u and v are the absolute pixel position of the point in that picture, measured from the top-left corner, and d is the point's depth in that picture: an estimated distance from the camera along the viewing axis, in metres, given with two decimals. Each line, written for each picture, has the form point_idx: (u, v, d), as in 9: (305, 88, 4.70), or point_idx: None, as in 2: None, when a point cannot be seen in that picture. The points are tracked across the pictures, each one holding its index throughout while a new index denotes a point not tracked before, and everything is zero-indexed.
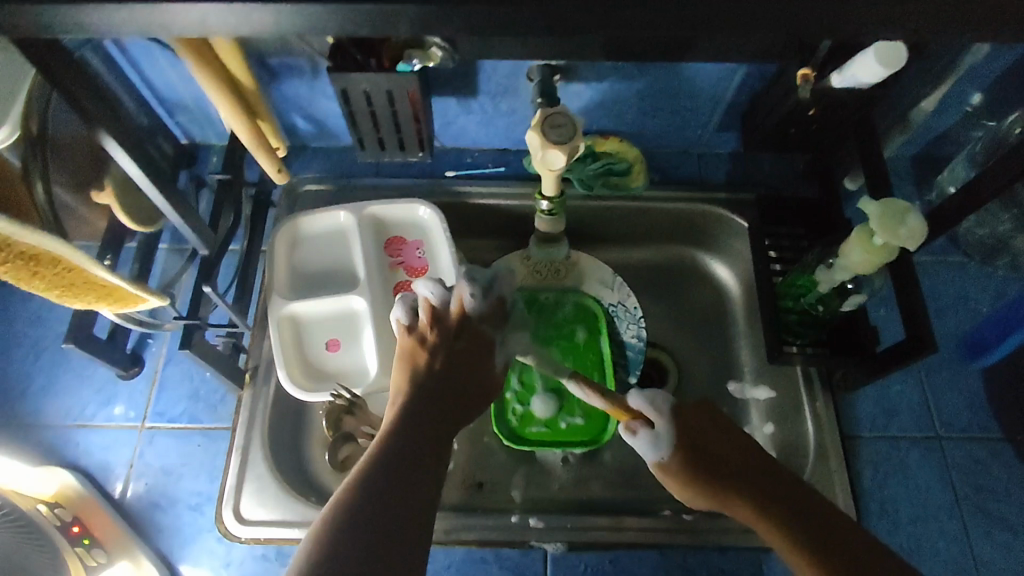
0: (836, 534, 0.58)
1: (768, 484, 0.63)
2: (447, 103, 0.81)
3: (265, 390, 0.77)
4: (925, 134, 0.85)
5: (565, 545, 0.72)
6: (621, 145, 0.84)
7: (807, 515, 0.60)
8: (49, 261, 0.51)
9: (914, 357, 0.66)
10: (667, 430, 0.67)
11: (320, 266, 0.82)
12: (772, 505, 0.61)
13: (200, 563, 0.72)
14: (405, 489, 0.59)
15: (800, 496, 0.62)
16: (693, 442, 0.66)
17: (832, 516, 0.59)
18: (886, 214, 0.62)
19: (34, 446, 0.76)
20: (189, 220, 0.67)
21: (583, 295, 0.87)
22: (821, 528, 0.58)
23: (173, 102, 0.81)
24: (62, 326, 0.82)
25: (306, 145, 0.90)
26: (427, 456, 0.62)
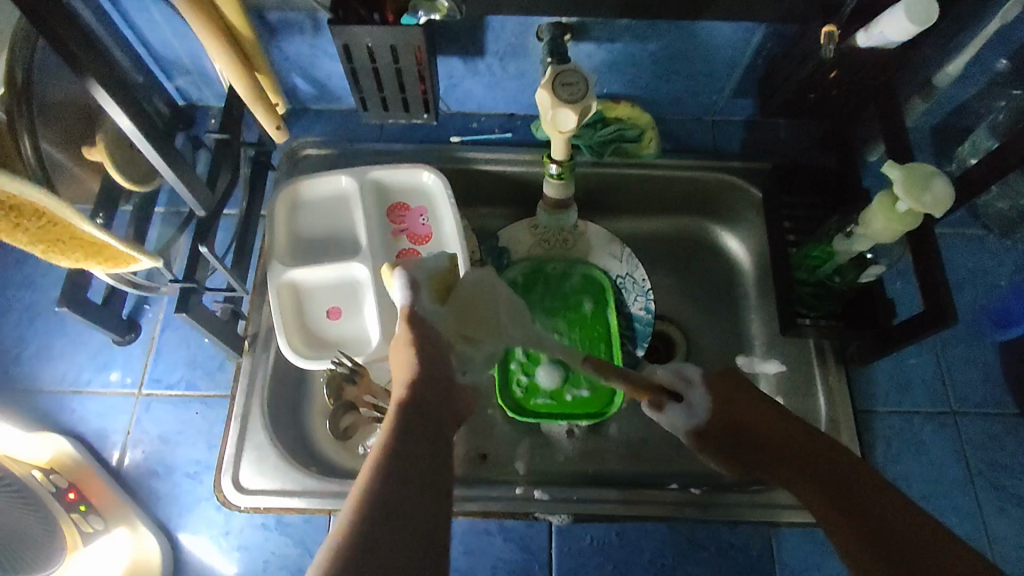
0: (887, 519, 0.50)
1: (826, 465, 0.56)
2: (452, 64, 0.78)
3: (266, 357, 0.75)
4: (948, 102, 0.82)
5: (571, 517, 0.71)
6: (633, 110, 0.79)
7: (855, 491, 0.53)
8: (31, 213, 0.49)
9: (933, 328, 0.64)
10: (702, 399, 0.66)
11: (321, 232, 0.79)
12: (811, 482, 0.56)
13: (198, 532, 0.71)
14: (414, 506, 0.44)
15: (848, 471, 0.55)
16: (725, 417, 0.65)
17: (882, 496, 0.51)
18: (910, 178, 0.60)
19: (28, 412, 0.74)
20: (185, 179, 0.64)
21: (591, 266, 0.85)
22: (864, 509, 0.51)
23: (168, 61, 0.78)
24: (56, 291, 0.80)
25: (306, 108, 0.87)
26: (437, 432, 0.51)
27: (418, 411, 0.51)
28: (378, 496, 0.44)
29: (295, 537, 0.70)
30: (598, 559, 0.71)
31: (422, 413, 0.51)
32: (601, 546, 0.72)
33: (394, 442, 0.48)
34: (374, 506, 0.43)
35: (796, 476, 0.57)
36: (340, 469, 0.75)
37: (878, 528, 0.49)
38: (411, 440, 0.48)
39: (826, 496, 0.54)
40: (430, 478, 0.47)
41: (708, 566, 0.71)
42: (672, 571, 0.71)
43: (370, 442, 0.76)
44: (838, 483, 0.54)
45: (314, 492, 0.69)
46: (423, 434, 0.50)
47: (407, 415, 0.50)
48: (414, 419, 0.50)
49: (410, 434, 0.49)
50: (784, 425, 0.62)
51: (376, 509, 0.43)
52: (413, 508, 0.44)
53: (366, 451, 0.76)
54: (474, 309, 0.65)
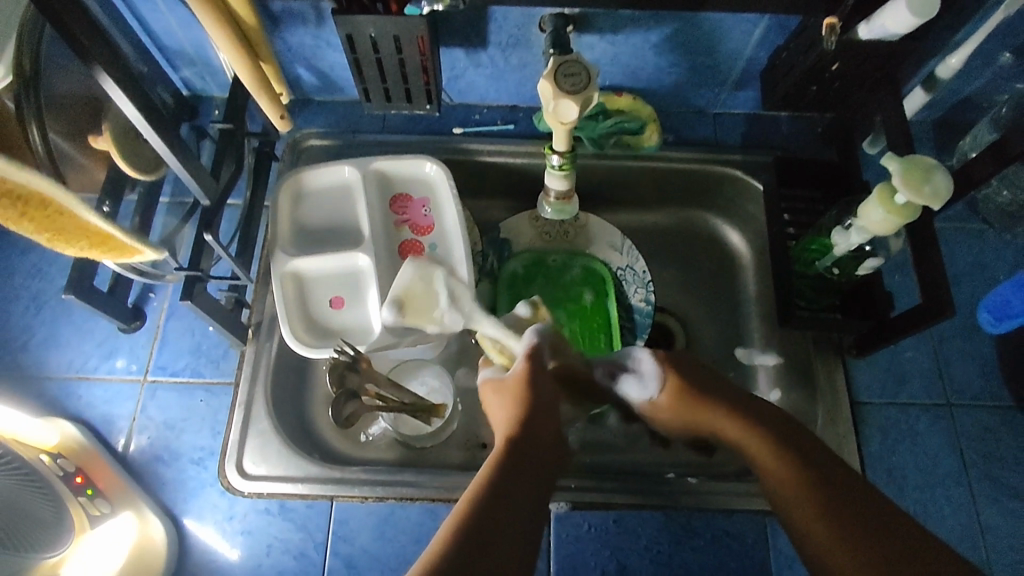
0: (891, 535, 0.53)
1: (818, 466, 0.58)
2: (455, 55, 0.78)
3: (269, 345, 0.76)
4: (949, 97, 0.82)
5: (569, 505, 0.72)
6: (635, 103, 0.82)
7: (854, 504, 0.55)
8: (38, 202, 0.49)
9: (931, 320, 0.65)
10: (650, 367, 0.68)
11: (324, 222, 0.80)
12: (798, 489, 0.57)
13: (202, 517, 0.72)
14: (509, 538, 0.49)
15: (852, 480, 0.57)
16: (690, 400, 0.66)
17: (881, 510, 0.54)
18: (909, 170, 0.60)
19: (36, 399, 0.75)
20: (190, 168, 0.65)
21: (591, 258, 0.86)
22: (858, 519, 0.54)
23: (173, 51, 0.78)
24: (62, 279, 0.81)
25: (309, 99, 0.88)
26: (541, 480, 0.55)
27: (524, 446, 0.57)
28: (471, 529, 0.49)
29: (297, 522, 0.72)
30: (596, 546, 0.72)
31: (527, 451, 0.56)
32: (598, 533, 0.72)
33: (492, 481, 0.52)
34: (466, 539, 0.48)
35: (781, 472, 0.58)
36: (344, 456, 0.76)
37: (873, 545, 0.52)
38: (514, 479, 0.53)
39: (820, 503, 0.56)
40: (526, 518, 0.51)
41: (704, 554, 0.72)
42: (669, 558, 0.72)
43: (373, 430, 0.77)
44: (836, 494, 0.56)
45: (316, 478, 0.70)
46: (523, 475, 0.54)
47: (511, 456, 0.55)
48: (520, 458, 0.55)
49: (512, 471, 0.54)
50: (771, 417, 0.63)
51: (467, 543, 0.48)
52: (505, 551, 0.48)
53: (368, 438, 0.77)
54: (414, 300, 0.75)
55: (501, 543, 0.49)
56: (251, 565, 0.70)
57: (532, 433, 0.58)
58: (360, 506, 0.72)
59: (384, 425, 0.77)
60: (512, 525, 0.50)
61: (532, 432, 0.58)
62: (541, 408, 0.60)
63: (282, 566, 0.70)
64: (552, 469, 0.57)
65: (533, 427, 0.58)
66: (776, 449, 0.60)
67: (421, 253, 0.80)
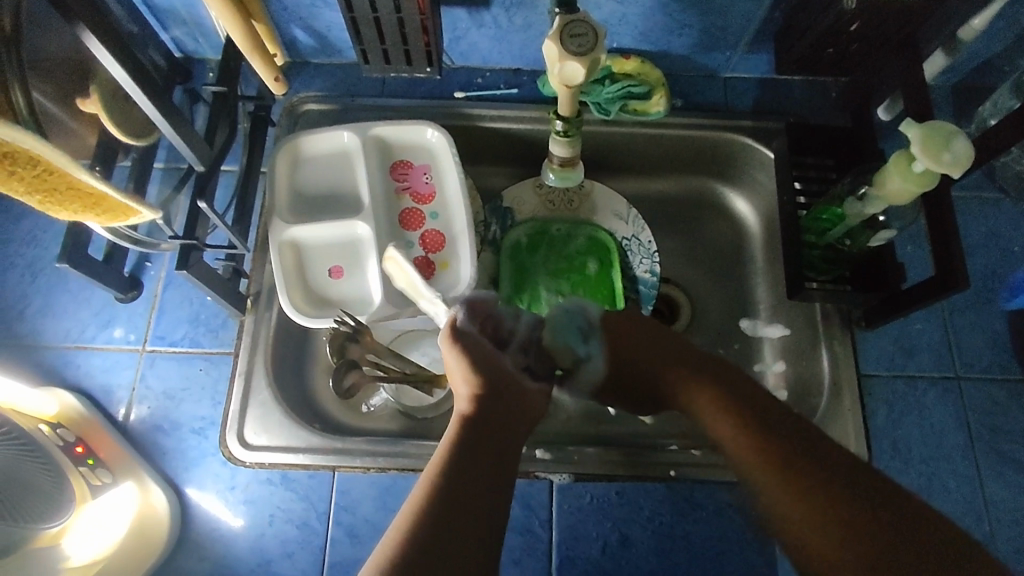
0: (843, 487, 0.51)
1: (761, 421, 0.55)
2: (457, 15, 0.75)
3: (269, 316, 0.75)
4: (969, 60, 0.79)
5: (571, 476, 0.72)
6: (642, 65, 0.77)
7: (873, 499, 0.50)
8: (26, 159, 0.47)
9: (944, 292, 0.63)
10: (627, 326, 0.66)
11: (322, 189, 0.78)
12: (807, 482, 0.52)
13: (204, 486, 0.72)
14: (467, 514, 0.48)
15: (803, 430, 0.55)
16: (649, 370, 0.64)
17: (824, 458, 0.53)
18: (929, 137, 0.58)
19: (34, 367, 0.75)
20: (182, 133, 0.62)
21: (597, 227, 0.84)
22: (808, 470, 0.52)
23: (163, 10, 0.75)
24: (57, 247, 0.80)
25: (306, 61, 0.85)
26: (503, 457, 0.54)
27: (486, 414, 0.56)
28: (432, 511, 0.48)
29: (299, 492, 0.72)
30: (598, 516, 0.72)
31: (488, 424, 0.55)
32: (600, 504, 0.72)
33: (451, 459, 0.51)
34: (433, 512, 0.48)
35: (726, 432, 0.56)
36: (345, 428, 0.75)
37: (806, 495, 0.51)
38: (477, 447, 0.52)
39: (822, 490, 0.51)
40: (489, 488, 0.51)
41: (706, 525, 0.72)
42: (671, 529, 0.72)
43: (374, 401, 0.76)
44: (792, 444, 0.54)
45: (317, 449, 0.70)
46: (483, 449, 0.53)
47: (473, 427, 0.54)
48: (478, 432, 0.54)
49: (472, 444, 0.53)
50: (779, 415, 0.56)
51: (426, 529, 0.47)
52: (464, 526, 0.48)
53: (370, 409, 0.76)
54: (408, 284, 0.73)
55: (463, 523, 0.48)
56: (254, 535, 0.71)
57: (489, 400, 0.57)
58: (362, 476, 0.72)
59: (384, 397, 0.76)
60: (475, 505, 0.49)
61: (493, 399, 0.57)
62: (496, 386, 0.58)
63: (285, 535, 0.71)
64: (514, 436, 0.56)
65: (489, 398, 0.57)
66: (724, 398, 0.58)
67: (422, 222, 0.79)
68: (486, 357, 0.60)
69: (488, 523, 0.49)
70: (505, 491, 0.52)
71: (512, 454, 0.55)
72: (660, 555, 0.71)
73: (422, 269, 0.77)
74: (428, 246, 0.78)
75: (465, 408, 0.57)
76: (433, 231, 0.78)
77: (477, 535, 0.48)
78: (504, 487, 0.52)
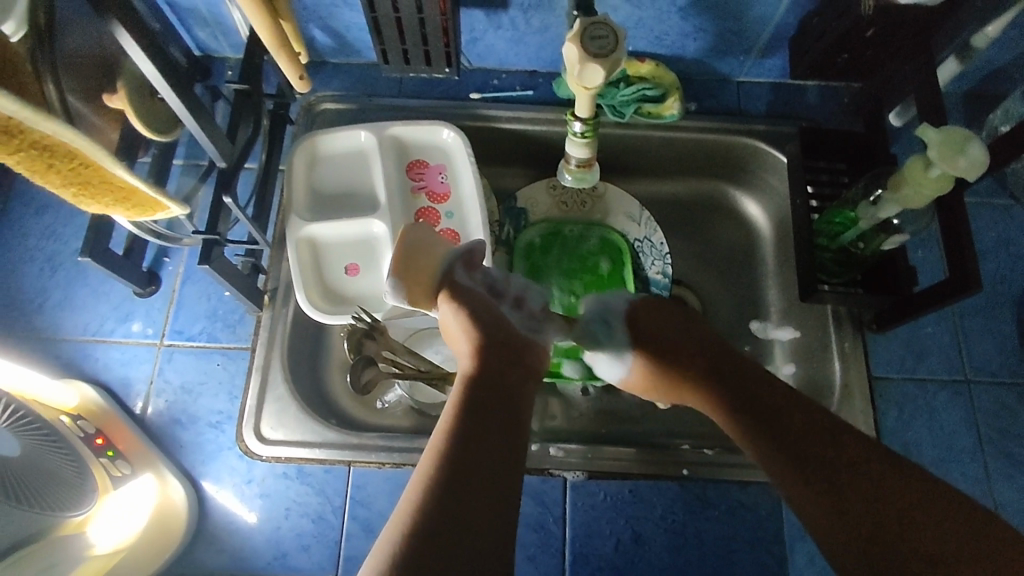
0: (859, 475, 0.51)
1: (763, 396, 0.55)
2: (475, 17, 0.76)
3: (285, 312, 0.76)
4: (982, 68, 0.80)
5: (584, 474, 0.72)
6: (657, 69, 0.79)
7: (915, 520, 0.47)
8: (65, 153, 0.47)
9: (955, 297, 0.64)
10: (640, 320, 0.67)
11: (340, 187, 0.79)
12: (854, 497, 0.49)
13: (221, 479, 0.72)
14: (481, 481, 0.42)
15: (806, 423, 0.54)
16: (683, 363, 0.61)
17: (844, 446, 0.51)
18: (944, 142, 0.59)
19: (52, 360, 0.76)
20: (207, 129, 0.63)
21: (608, 229, 0.85)
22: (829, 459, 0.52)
23: (185, 9, 0.76)
24: (76, 241, 0.80)
25: (324, 61, 0.86)
26: (516, 418, 0.47)
27: (492, 371, 0.50)
28: (436, 495, 0.41)
29: (315, 486, 0.72)
30: (611, 514, 0.73)
31: (496, 380, 0.50)
32: (614, 502, 0.73)
33: (460, 421, 0.46)
34: (443, 478, 0.42)
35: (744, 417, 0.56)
36: (358, 423, 0.76)
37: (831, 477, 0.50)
38: (485, 404, 0.47)
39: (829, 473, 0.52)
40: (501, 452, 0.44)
41: (717, 524, 0.72)
42: (683, 527, 0.72)
43: (388, 397, 0.77)
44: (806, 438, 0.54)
45: (333, 444, 0.71)
46: (487, 414, 0.46)
47: (479, 382, 0.49)
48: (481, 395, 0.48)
49: (476, 411, 0.46)
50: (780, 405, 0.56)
51: (431, 521, 0.40)
52: (479, 497, 0.42)
53: (384, 405, 0.77)
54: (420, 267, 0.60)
55: (473, 504, 0.41)
56: (269, 528, 0.71)
57: (492, 356, 0.51)
58: (377, 471, 0.73)
59: (399, 393, 0.77)
60: (486, 482, 0.42)
61: (498, 358, 0.52)
62: (498, 347, 0.52)
63: (300, 529, 0.71)
64: (526, 391, 0.50)
65: (490, 361, 0.51)
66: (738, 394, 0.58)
67: (437, 221, 0.79)
68: (479, 310, 0.56)
69: (500, 502, 0.42)
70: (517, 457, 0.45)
71: (523, 411, 0.49)
72: (673, 552, 0.72)
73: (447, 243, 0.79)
74: None
75: (468, 366, 0.51)
76: (448, 230, 0.79)
77: (489, 514, 0.41)
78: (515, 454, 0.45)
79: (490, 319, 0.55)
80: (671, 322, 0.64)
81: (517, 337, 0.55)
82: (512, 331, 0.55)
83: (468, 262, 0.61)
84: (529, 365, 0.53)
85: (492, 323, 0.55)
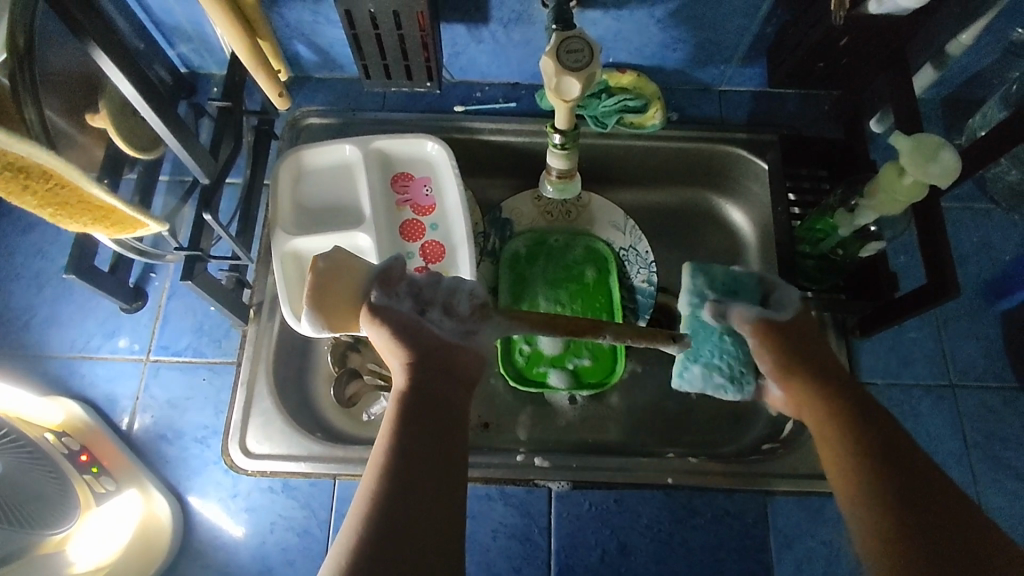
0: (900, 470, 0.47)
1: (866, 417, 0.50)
2: (456, 31, 0.77)
3: (270, 326, 0.77)
4: (960, 73, 0.81)
5: (569, 484, 0.72)
6: (639, 80, 0.80)
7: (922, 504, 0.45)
8: (40, 174, 0.48)
9: (934, 302, 0.64)
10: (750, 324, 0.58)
11: (325, 200, 0.79)
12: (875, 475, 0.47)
13: (206, 494, 0.72)
14: (419, 518, 0.41)
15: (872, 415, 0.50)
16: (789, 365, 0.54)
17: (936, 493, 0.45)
18: (916, 149, 0.59)
19: (38, 377, 0.76)
20: (189, 147, 0.63)
21: (595, 238, 0.85)
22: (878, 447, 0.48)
23: (169, 27, 0.77)
24: (63, 259, 0.81)
25: (309, 75, 0.86)
26: (454, 440, 0.46)
27: (425, 391, 0.48)
28: (378, 523, 0.41)
29: (301, 500, 0.72)
30: (597, 524, 0.73)
31: (429, 401, 0.47)
32: (600, 512, 0.73)
33: (396, 453, 0.44)
34: (381, 518, 0.41)
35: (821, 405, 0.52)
36: (345, 436, 0.75)
37: (919, 512, 0.44)
38: (420, 430, 0.45)
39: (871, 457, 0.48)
40: (439, 479, 0.43)
41: (704, 532, 0.72)
42: (670, 536, 0.72)
43: (374, 409, 0.77)
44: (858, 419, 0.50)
45: (318, 457, 0.71)
46: (425, 434, 0.45)
47: (413, 403, 0.46)
48: (416, 418, 0.46)
49: (414, 430, 0.45)
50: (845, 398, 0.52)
51: (374, 555, 0.39)
52: (420, 531, 0.41)
53: (371, 417, 0.76)
54: (333, 295, 0.53)
55: (420, 527, 0.41)
56: (255, 542, 0.71)
57: (424, 374, 0.49)
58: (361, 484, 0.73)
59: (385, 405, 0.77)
60: (423, 517, 0.42)
61: (431, 375, 0.49)
62: (429, 364, 0.49)
63: (286, 543, 0.71)
64: (462, 406, 0.48)
65: (422, 381, 0.48)
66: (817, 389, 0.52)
67: (422, 233, 0.80)
68: (404, 323, 0.52)
69: (446, 520, 0.42)
70: (459, 472, 0.45)
71: (460, 429, 0.47)
72: (659, 562, 0.72)
73: (432, 253, 0.79)
74: (428, 256, 0.79)
75: (402, 382, 0.49)
76: (433, 242, 0.80)
77: (434, 532, 0.42)
78: (456, 467, 0.45)
79: (415, 332, 0.51)
80: (805, 337, 0.56)
81: (448, 347, 0.52)
82: (442, 343, 0.52)
83: (385, 281, 0.54)
84: (462, 375, 0.51)
85: (421, 336, 0.51)
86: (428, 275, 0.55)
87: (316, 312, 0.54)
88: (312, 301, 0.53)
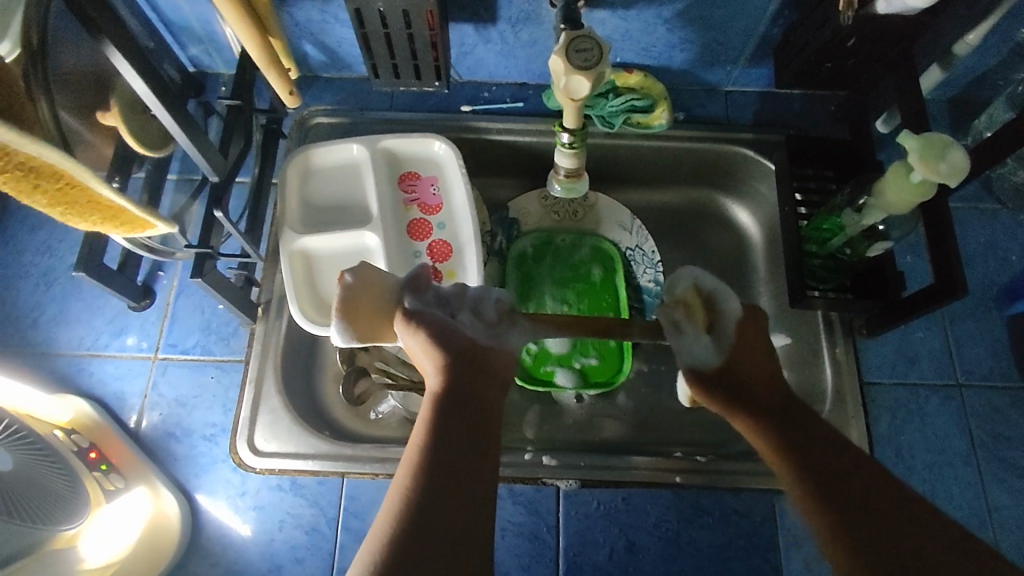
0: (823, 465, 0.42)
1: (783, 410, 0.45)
2: (464, 31, 0.77)
3: (278, 324, 0.77)
4: (966, 74, 0.81)
5: (578, 483, 0.71)
6: (646, 79, 0.80)
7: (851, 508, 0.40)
8: (51, 174, 0.48)
9: (941, 302, 0.64)
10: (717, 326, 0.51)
11: (333, 199, 0.80)
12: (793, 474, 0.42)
13: (215, 492, 0.72)
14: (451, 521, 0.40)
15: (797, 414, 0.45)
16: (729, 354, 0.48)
17: (900, 504, 0.40)
18: (925, 149, 0.59)
19: (47, 375, 0.76)
20: (199, 145, 0.63)
21: (601, 238, 0.85)
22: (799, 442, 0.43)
23: (179, 27, 0.77)
24: (72, 257, 0.81)
25: (317, 75, 0.87)
26: (488, 443, 0.44)
27: (460, 392, 0.46)
28: (411, 519, 0.39)
29: (309, 498, 0.72)
30: (605, 523, 0.73)
31: (464, 403, 0.46)
32: (607, 511, 0.73)
33: (427, 454, 0.42)
34: (411, 518, 0.39)
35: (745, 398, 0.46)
36: (354, 435, 0.76)
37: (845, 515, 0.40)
38: (454, 431, 0.44)
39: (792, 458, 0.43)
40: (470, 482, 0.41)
41: (712, 531, 0.72)
42: (677, 534, 0.72)
43: (382, 408, 0.77)
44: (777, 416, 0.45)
45: (326, 455, 0.71)
46: (456, 435, 0.43)
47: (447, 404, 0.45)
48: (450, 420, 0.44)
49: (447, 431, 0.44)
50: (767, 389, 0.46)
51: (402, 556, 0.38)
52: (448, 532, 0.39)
53: (378, 416, 0.77)
54: (367, 313, 0.54)
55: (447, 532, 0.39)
56: (263, 541, 0.71)
57: (459, 375, 0.47)
58: (370, 483, 0.73)
59: (393, 404, 0.77)
60: (453, 520, 0.40)
61: (465, 375, 0.47)
62: (463, 366, 0.48)
63: (295, 540, 0.71)
64: (498, 408, 0.47)
65: (456, 381, 0.47)
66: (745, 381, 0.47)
67: (429, 233, 0.80)
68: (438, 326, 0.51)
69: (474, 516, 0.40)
70: (490, 476, 0.42)
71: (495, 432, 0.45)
72: (667, 561, 0.72)
73: (440, 252, 0.79)
74: (435, 255, 0.79)
75: (436, 382, 0.48)
76: (440, 241, 0.80)
77: (462, 536, 0.39)
78: (487, 471, 0.43)
79: (449, 335, 0.50)
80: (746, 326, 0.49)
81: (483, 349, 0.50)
82: (476, 346, 0.50)
83: (414, 289, 0.54)
84: (497, 377, 0.49)
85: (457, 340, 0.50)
86: (455, 287, 0.55)
87: (350, 326, 0.54)
88: (345, 315, 0.54)
